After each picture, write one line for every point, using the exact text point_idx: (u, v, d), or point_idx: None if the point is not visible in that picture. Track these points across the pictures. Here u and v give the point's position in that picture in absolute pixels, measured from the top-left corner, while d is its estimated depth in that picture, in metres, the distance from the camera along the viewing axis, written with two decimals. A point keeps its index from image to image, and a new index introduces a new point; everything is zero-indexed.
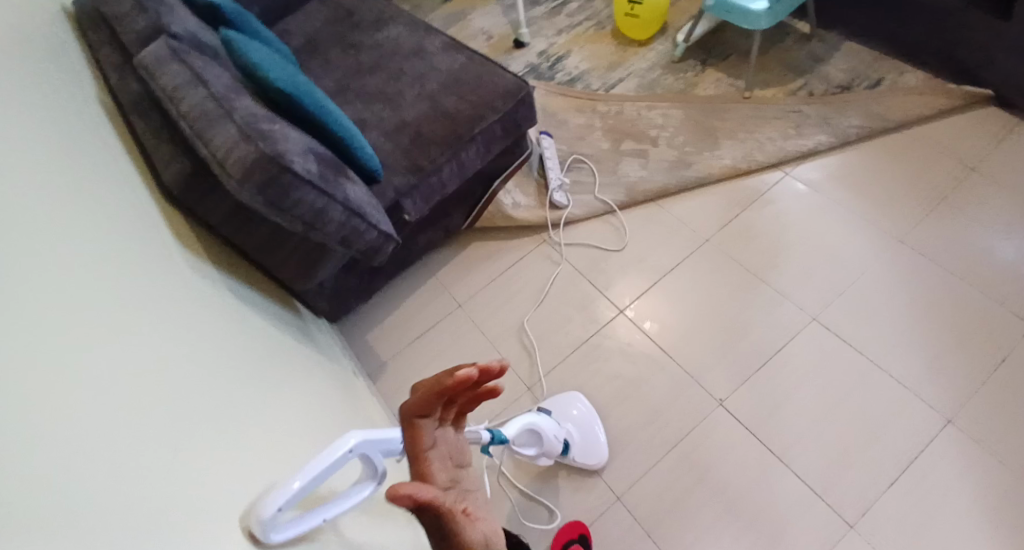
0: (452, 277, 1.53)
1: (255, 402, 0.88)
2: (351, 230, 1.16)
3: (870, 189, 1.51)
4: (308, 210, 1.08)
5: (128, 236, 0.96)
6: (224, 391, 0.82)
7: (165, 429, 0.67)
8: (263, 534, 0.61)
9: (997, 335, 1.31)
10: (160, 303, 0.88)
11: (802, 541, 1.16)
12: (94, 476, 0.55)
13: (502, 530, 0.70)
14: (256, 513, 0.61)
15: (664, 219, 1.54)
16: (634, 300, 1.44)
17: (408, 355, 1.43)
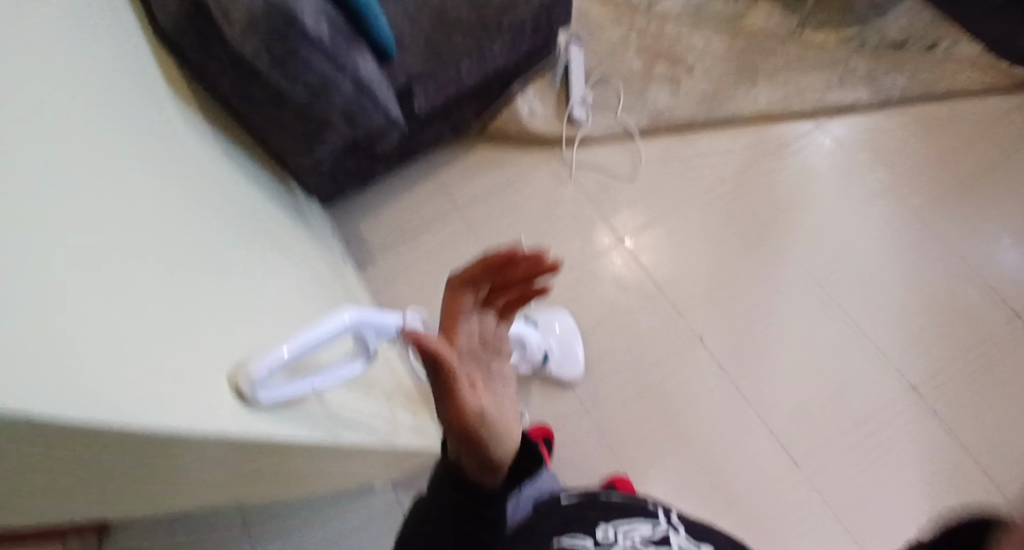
0: (454, 177, 1.48)
1: (243, 270, 0.90)
2: (357, 107, 1.16)
3: (897, 157, 1.47)
4: (314, 77, 1.08)
5: (120, 73, 0.88)
6: (217, 254, 0.84)
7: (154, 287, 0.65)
8: (250, 392, 0.69)
9: (978, 322, 1.33)
10: (151, 154, 0.83)
11: (748, 480, 1.22)
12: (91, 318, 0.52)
13: (510, 427, 0.61)
14: (243, 374, 0.69)
15: (684, 153, 1.49)
16: (635, 229, 1.42)
17: (401, 250, 1.41)
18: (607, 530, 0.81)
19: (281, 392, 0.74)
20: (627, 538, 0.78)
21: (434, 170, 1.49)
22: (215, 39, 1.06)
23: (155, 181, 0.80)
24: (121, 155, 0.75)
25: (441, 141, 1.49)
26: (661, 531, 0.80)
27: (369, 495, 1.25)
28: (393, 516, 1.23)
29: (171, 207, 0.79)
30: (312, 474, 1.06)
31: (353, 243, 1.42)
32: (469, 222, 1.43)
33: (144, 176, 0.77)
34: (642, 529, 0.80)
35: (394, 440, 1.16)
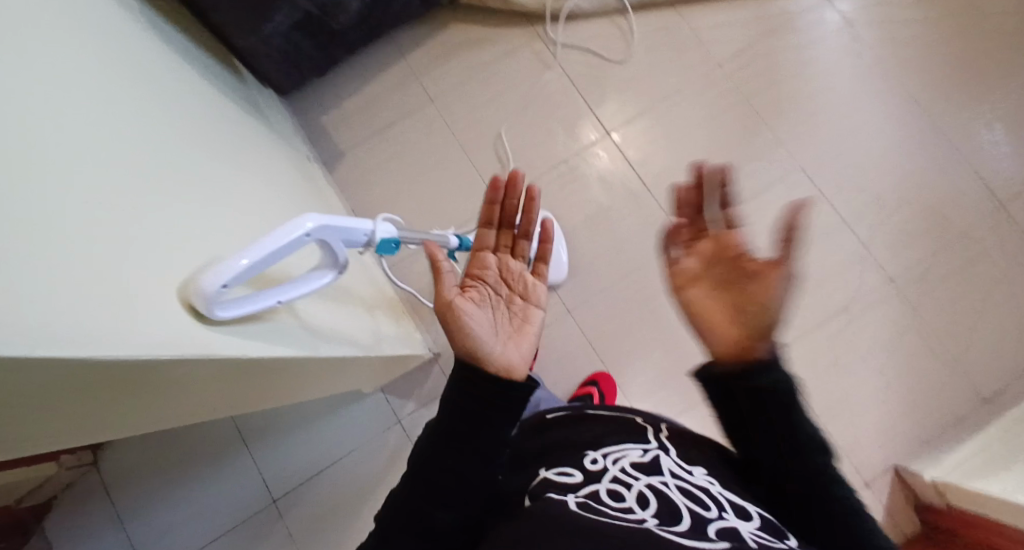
0: (427, 61, 1.39)
1: (202, 191, 0.84)
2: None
3: (905, 35, 1.36)
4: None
5: None
6: (169, 177, 0.78)
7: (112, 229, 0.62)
8: (205, 308, 0.68)
9: (971, 215, 1.28)
10: (92, 63, 0.76)
11: None
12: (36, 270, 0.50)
13: (475, 331, 0.70)
14: (193, 290, 0.68)
15: (679, 32, 1.37)
16: (623, 122, 1.34)
17: (374, 146, 1.36)
18: (595, 453, 0.67)
19: (237, 311, 0.72)
20: (617, 460, 0.65)
21: (403, 51, 1.39)
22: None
23: (98, 96, 0.72)
24: (62, 72, 0.68)
25: (410, 17, 1.34)
26: (652, 451, 0.66)
27: (361, 400, 1.32)
28: (389, 419, 1.31)
29: (121, 129, 0.73)
30: (289, 382, 1.02)
31: (318, 138, 1.37)
32: (444, 114, 1.36)
33: (86, 94, 0.70)
34: (630, 450, 0.67)
35: (378, 350, 1.11)
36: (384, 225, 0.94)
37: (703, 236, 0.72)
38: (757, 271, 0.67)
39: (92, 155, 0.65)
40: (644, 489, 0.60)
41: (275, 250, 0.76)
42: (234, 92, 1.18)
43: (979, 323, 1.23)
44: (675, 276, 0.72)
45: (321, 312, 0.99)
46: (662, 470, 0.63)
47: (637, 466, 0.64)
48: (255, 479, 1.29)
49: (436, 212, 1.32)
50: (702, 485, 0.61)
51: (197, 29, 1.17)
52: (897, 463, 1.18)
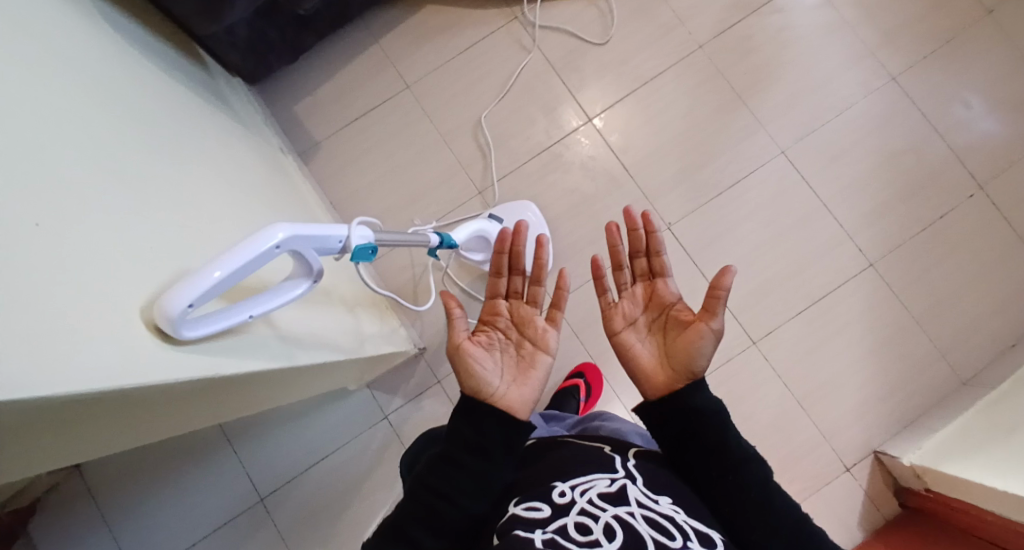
0: (400, 46, 1.34)
1: (159, 197, 0.79)
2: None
3: (884, 12, 1.34)
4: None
5: None
6: (121, 186, 0.73)
7: (60, 257, 0.59)
8: (170, 329, 0.65)
9: (947, 194, 1.30)
10: (37, 72, 0.71)
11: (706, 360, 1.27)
12: None
13: (477, 374, 0.74)
14: (158, 310, 0.65)
15: (659, 10, 1.34)
16: (604, 108, 1.31)
17: (349, 136, 1.32)
18: (561, 484, 0.66)
19: (204, 329, 0.69)
20: (584, 491, 0.64)
21: (375, 36, 1.34)
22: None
23: (38, 106, 0.67)
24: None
25: None
26: (619, 479, 0.66)
27: (346, 397, 1.31)
28: (376, 415, 1.31)
29: (63, 137, 0.68)
30: (268, 389, 1.00)
31: (291, 130, 1.33)
32: (421, 101, 1.32)
33: (22, 105, 0.65)
34: (597, 480, 0.66)
35: (361, 351, 1.10)
36: (359, 230, 0.92)
37: (638, 281, 0.82)
38: (684, 318, 0.76)
39: (22, 171, 0.60)
40: (611, 521, 0.61)
41: (246, 262, 0.73)
42: (200, 87, 1.12)
43: (956, 308, 1.28)
44: (611, 320, 0.80)
45: (299, 319, 0.96)
46: (629, 499, 0.63)
47: (604, 497, 0.63)
48: (240, 478, 1.29)
49: (417, 204, 1.28)
50: (668, 513, 0.63)
51: (156, 20, 1.10)
52: (876, 449, 1.24)
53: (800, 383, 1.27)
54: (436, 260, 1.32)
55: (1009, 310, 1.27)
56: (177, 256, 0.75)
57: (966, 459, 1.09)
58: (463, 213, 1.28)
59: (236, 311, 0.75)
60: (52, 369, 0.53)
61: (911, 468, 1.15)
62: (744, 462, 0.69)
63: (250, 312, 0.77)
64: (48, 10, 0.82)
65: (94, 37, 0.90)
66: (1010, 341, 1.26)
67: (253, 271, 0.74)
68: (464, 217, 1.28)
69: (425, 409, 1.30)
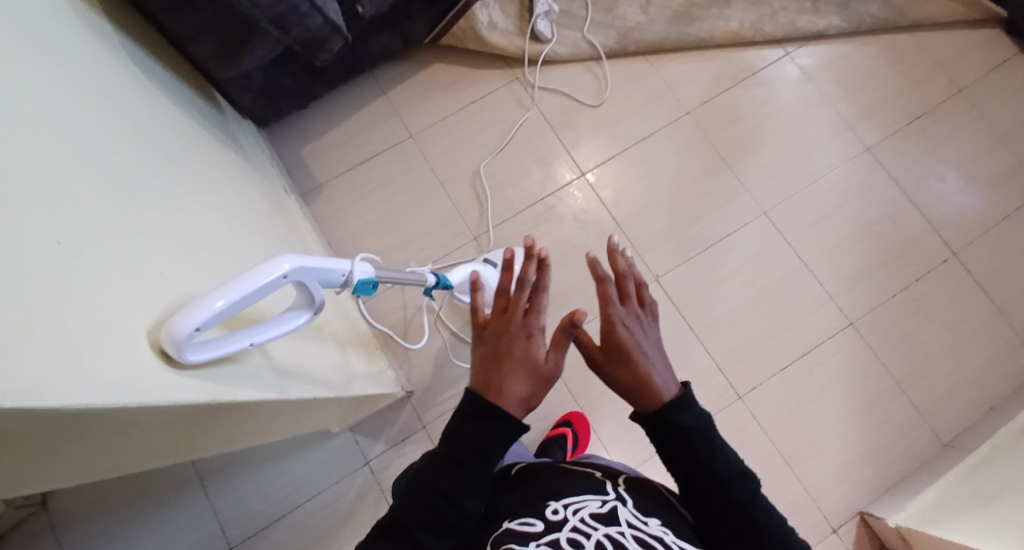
0: (407, 98, 1.40)
1: (162, 226, 0.80)
2: (287, 9, 0.97)
3: (860, 89, 1.44)
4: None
5: None
6: (127, 204, 0.75)
7: (77, 264, 0.61)
8: (174, 351, 0.66)
9: (923, 258, 1.36)
10: (60, 98, 0.74)
11: None
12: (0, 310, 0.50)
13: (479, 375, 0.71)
14: (165, 332, 0.66)
15: (651, 78, 1.43)
16: (597, 164, 1.38)
17: (351, 180, 1.35)
18: (554, 502, 0.67)
19: (209, 353, 0.71)
20: (576, 510, 0.65)
21: (382, 87, 1.40)
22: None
23: (53, 123, 0.70)
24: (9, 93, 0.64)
25: (390, 56, 1.35)
26: (610, 501, 0.67)
27: (327, 440, 1.29)
28: (357, 460, 1.28)
29: (71, 152, 0.70)
30: (258, 421, 1.00)
31: (294, 171, 1.36)
32: (423, 150, 1.37)
33: (39, 120, 0.67)
34: (589, 500, 0.67)
35: (350, 388, 1.10)
36: (361, 266, 0.94)
37: None
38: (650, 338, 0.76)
39: (31, 181, 0.61)
40: (602, 539, 0.61)
41: (251, 290, 0.75)
42: (212, 125, 1.16)
43: (935, 370, 1.31)
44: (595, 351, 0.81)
45: (292, 350, 0.97)
46: (619, 520, 0.64)
47: (596, 517, 0.64)
48: (210, 522, 1.24)
49: (412, 246, 1.32)
50: (657, 534, 0.63)
51: (173, 59, 1.14)
52: (862, 509, 1.24)
53: (785, 440, 1.27)
54: (430, 301, 1.35)
55: (987, 375, 1.31)
56: (176, 272, 0.77)
57: (948, 524, 1.09)
58: (459, 258, 1.31)
59: (237, 338, 0.76)
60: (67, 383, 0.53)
61: (896, 529, 1.15)
62: (726, 485, 0.67)
63: (253, 339, 0.78)
64: (72, 43, 0.85)
65: (114, 71, 0.93)
66: (988, 405, 1.29)
67: (257, 300, 0.76)
68: (458, 261, 1.31)
69: (407, 455, 1.28)
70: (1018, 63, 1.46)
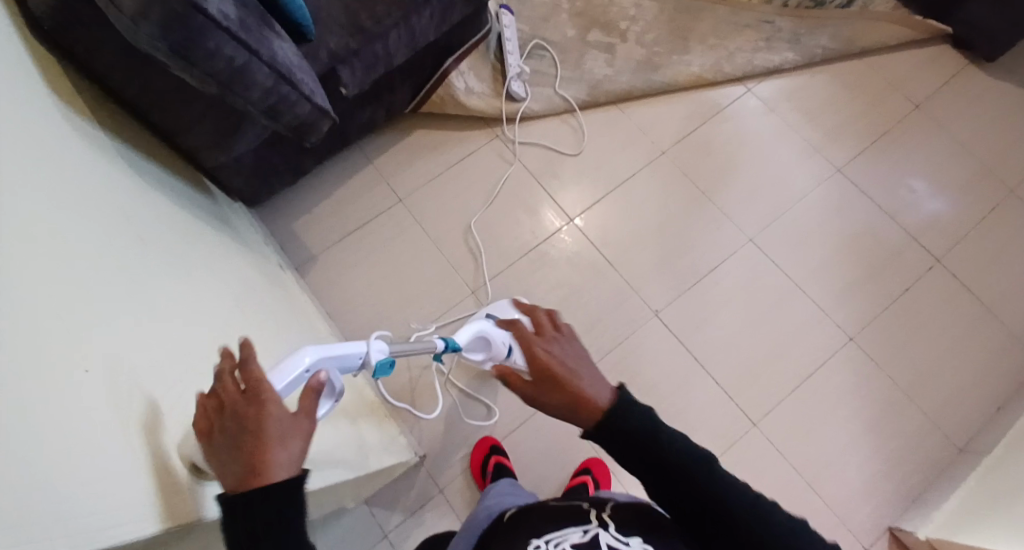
0: (392, 165, 1.44)
1: (174, 316, 0.80)
2: (278, 98, 1.01)
3: (823, 114, 1.52)
4: (223, 66, 0.92)
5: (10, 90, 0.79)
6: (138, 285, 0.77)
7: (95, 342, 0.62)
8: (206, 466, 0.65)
9: (907, 267, 1.40)
10: (70, 190, 0.77)
11: (706, 441, 1.26)
12: (25, 403, 0.51)
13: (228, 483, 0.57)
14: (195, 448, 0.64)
15: (624, 124, 1.49)
16: (583, 210, 1.42)
17: (345, 249, 1.38)
18: (538, 540, 0.69)
19: None
20: (558, 543, 0.66)
21: (368, 156, 1.45)
22: (147, 63, 0.98)
23: (64, 210, 0.72)
24: (23, 190, 0.66)
25: (375, 127, 1.41)
26: (591, 529, 0.68)
27: (342, 516, 1.23)
28: (374, 534, 1.23)
29: (83, 237, 0.72)
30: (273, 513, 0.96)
31: (288, 247, 1.37)
32: (413, 213, 1.40)
33: (50, 209, 0.69)
34: (571, 532, 0.68)
35: (366, 465, 1.06)
36: (379, 341, 0.85)
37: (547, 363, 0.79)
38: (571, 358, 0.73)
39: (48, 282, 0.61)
40: None
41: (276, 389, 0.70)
42: (208, 209, 1.18)
43: (938, 375, 1.33)
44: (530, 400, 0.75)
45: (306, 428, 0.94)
46: (601, 545, 0.65)
47: (576, 546, 0.65)
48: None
49: (412, 307, 1.33)
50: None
51: (167, 151, 1.17)
52: (891, 526, 1.22)
53: (804, 463, 1.26)
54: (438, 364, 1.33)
55: (988, 374, 1.32)
56: (184, 345, 0.78)
57: (975, 529, 1.09)
58: (459, 313, 1.33)
59: None
60: (88, 516, 0.51)
61: (927, 541, 1.14)
62: (680, 473, 0.64)
63: None
64: (80, 150, 0.87)
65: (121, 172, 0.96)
66: (995, 405, 1.30)
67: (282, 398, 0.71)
68: (456, 318, 1.32)
69: (426, 523, 1.24)
70: (966, 76, 1.55)
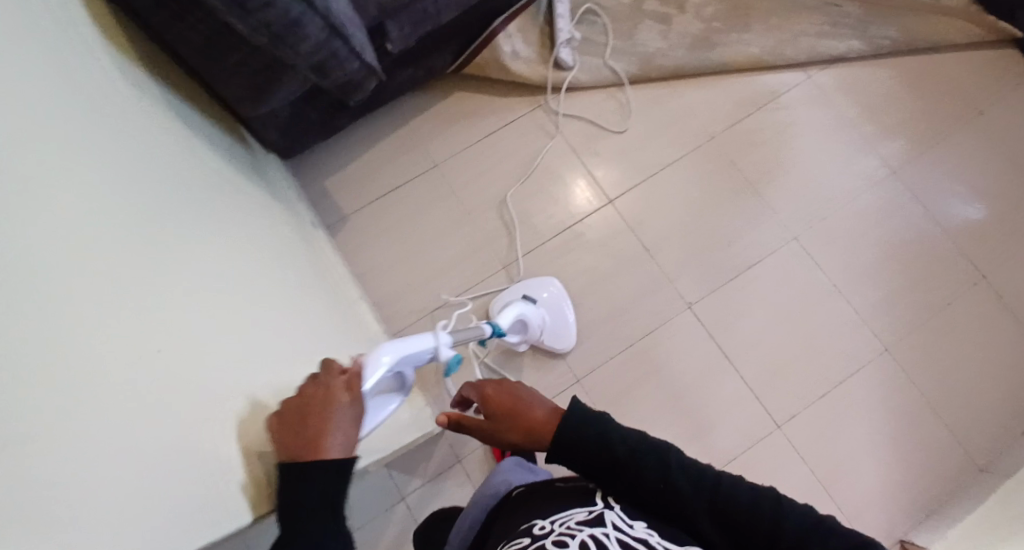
0: (429, 128, 1.38)
1: (214, 287, 0.76)
2: (328, 54, 0.95)
3: (882, 111, 1.44)
4: (277, 16, 0.86)
5: (72, 66, 0.76)
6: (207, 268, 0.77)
7: (169, 342, 0.63)
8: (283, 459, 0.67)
9: (950, 279, 1.35)
10: (138, 176, 0.76)
11: (728, 439, 1.25)
12: (89, 424, 0.52)
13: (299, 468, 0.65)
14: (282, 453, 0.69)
15: (674, 104, 1.42)
16: (623, 192, 1.36)
17: (376, 212, 1.33)
18: (543, 521, 0.74)
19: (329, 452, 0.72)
20: (563, 521, 0.71)
21: (405, 116, 1.39)
22: (188, 7, 0.92)
23: (130, 199, 0.71)
24: (93, 185, 0.65)
25: (414, 87, 1.34)
26: (597, 509, 0.73)
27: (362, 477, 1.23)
28: (392, 496, 1.24)
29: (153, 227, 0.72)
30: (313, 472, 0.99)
31: (318, 205, 1.33)
32: (447, 180, 1.35)
33: (120, 201, 0.68)
34: (576, 512, 0.73)
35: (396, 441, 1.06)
36: (447, 337, 0.84)
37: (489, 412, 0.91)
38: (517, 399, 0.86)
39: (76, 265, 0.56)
40: (586, 538, 0.67)
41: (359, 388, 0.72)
42: (241, 163, 1.13)
43: (967, 392, 1.30)
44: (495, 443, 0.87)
45: None
46: (605, 522, 0.70)
47: (581, 522, 0.71)
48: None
49: (441, 279, 1.29)
50: (641, 536, 0.68)
51: (201, 100, 1.11)
52: (901, 537, 1.22)
53: (823, 467, 1.25)
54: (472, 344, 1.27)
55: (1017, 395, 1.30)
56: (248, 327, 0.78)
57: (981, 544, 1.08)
58: (488, 289, 1.29)
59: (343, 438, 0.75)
60: (147, 529, 0.54)
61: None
62: (631, 460, 0.74)
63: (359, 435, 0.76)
64: (131, 117, 0.84)
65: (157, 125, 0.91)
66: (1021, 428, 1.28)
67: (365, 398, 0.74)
68: (486, 292, 1.29)
69: (443, 492, 1.24)
70: None
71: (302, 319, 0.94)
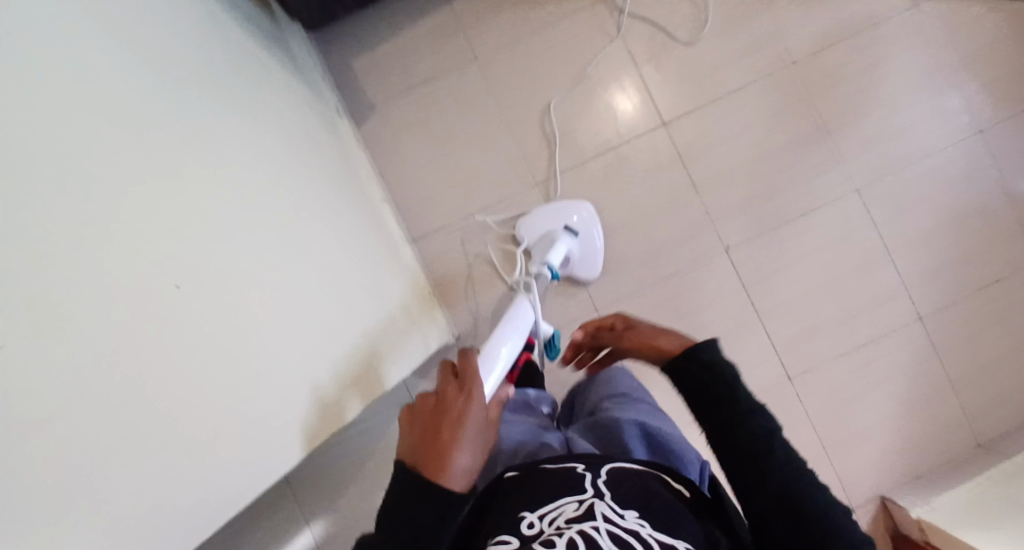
0: (475, 12, 1.21)
1: (217, 222, 0.69)
2: None
3: (992, 55, 1.25)
4: None
5: None
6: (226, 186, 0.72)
7: (170, 293, 0.60)
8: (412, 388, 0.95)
9: (1011, 256, 1.25)
10: (157, 73, 0.67)
11: None
12: (85, 396, 0.52)
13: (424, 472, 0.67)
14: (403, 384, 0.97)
15: (756, 17, 1.24)
16: (680, 115, 1.23)
17: (407, 104, 1.21)
18: (530, 514, 0.65)
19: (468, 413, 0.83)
20: (553, 521, 0.63)
21: None
22: None
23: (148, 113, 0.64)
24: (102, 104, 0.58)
25: None
26: (587, 499, 0.65)
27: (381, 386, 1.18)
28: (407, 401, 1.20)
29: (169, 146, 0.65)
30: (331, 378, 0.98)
31: (346, 88, 1.21)
32: (487, 76, 1.21)
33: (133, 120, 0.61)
34: (566, 505, 0.65)
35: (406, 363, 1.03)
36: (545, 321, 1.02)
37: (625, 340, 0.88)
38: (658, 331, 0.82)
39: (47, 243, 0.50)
40: (575, 537, 0.60)
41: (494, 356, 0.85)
42: (266, 36, 1.00)
43: (992, 373, 1.25)
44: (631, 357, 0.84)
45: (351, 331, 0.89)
46: (594, 514, 0.62)
47: (570, 520, 0.62)
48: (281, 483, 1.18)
49: (470, 189, 1.20)
50: (633, 528, 0.61)
51: None
52: (885, 496, 1.24)
53: (826, 427, 1.24)
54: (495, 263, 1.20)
55: None
56: (258, 255, 0.73)
57: (962, 521, 1.08)
58: (517, 205, 1.20)
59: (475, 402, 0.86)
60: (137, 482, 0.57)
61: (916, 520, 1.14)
62: (730, 400, 0.68)
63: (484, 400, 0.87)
64: None
65: None
66: None
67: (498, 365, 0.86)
68: (514, 209, 1.20)
69: None
70: None
71: (318, 242, 0.88)
